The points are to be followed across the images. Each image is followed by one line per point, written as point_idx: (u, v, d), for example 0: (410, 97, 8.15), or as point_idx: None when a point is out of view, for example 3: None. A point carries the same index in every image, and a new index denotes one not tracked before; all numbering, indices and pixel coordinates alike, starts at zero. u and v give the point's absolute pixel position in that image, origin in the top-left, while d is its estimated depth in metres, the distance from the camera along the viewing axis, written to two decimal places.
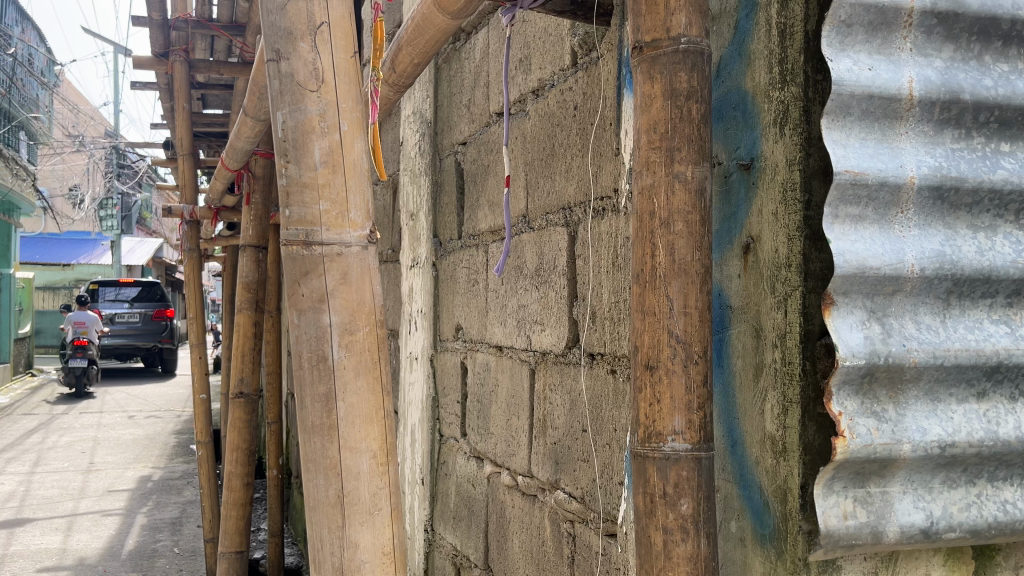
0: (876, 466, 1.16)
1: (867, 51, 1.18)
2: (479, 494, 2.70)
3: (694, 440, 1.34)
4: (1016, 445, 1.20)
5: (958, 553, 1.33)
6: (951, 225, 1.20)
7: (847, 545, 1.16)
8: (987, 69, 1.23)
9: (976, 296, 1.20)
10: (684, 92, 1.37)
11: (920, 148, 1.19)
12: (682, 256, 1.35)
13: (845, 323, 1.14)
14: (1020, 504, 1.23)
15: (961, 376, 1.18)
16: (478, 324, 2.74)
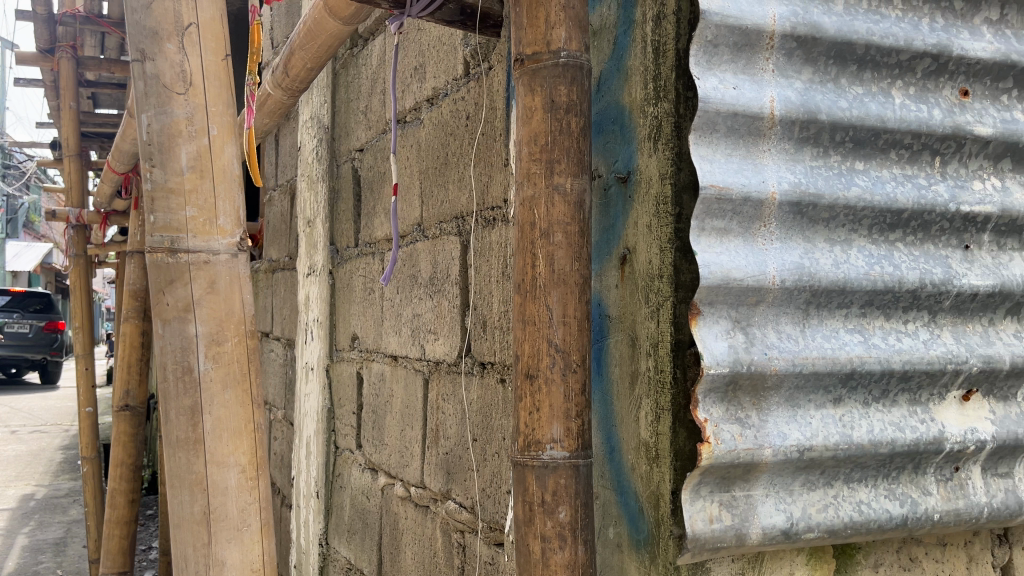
0: (740, 470, 1.20)
1: (732, 70, 1.23)
2: (373, 506, 2.66)
3: (571, 447, 1.36)
4: (869, 448, 1.26)
5: (820, 552, 1.38)
6: (810, 238, 1.26)
7: (713, 548, 1.20)
8: (843, 91, 1.28)
9: (833, 306, 1.26)
10: (563, 106, 1.39)
11: (781, 165, 1.24)
12: (561, 266, 1.38)
13: (711, 332, 1.19)
14: (875, 504, 1.29)
15: (819, 383, 1.24)
16: (374, 334, 2.71)
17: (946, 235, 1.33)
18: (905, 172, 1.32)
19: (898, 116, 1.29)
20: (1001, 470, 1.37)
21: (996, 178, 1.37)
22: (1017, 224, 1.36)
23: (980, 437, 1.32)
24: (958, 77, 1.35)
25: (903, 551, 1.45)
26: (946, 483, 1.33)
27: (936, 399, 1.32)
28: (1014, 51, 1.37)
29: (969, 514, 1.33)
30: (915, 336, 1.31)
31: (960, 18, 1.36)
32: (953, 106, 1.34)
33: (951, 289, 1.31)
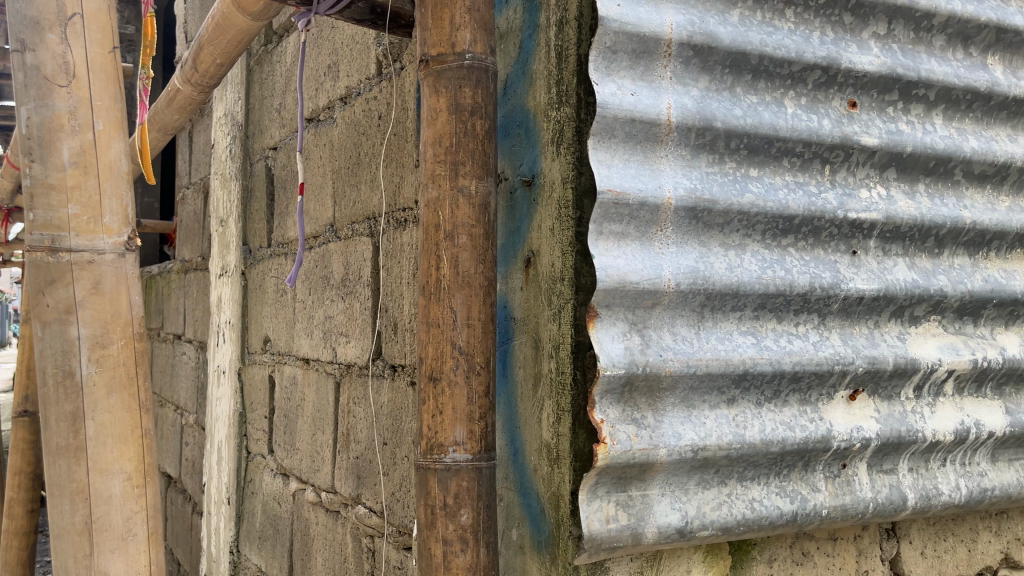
0: (636, 470, 1.22)
1: (630, 77, 1.25)
2: (284, 512, 2.61)
3: (474, 450, 1.36)
4: (760, 446, 1.29)
5: (716, 549, 1.42)
6: (705, 243, 1.29)
7: (610, 547, 1.22)
8: (738, 100, 1.32)
9: (727, 309, 1.30)
10: (468, 108, 1.39)
11: (677, 170, 1.27)
12: (465, 268, 1.37)
13: (608, 334, 1.21)
14: (766, 502, 1.32)
15: (712, 384, 1.27)
16: (286, 336, 2.65)
17: (835, 241, 1.38)
18: (797, 179, 1.36)
19: (789, 125, 1.34)
20: (886, 467, 1.43)
21: (882, 187, 1.43)
22: (901, 231, 1.42)
23: (865, 435, 1.38)
24: (846, 88, 1.40)
25: (796, 546, 1.50)
26: (835, 479, 1.38)
27: (825, 399, 1.37)
28: (899, 65, 1.43)
29: (855, 510, 1.38)
30: (806, 337, 1.35)
31: (850, 32, 1.41)
32: (842, 117, 1.39)
33: (839, 293, 1.36)
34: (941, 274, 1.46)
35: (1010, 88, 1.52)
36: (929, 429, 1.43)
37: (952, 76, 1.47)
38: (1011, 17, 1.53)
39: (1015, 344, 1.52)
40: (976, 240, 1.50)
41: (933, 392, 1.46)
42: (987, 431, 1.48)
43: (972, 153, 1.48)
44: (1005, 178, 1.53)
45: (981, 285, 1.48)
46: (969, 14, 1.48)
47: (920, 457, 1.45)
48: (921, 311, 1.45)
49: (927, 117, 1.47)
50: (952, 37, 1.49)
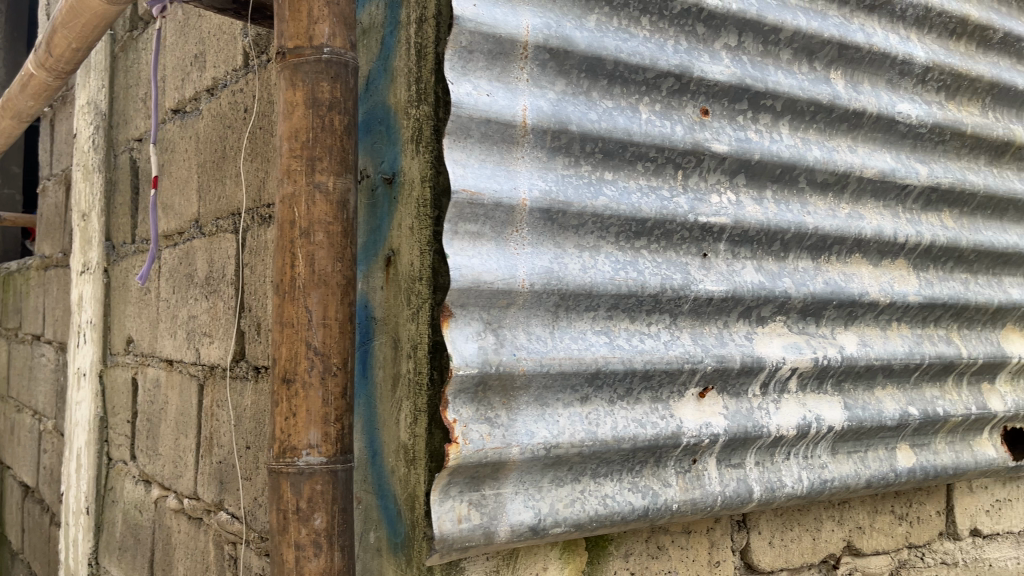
0: (489, 469, 1.23)
1: (487, 77, 1.25)
2: (146, 520, 2.49)
3: (329, 453, 1.33)
4: (612, 443, 1.32)
5: (573, 546, 1.44)
6: (560, 244, 1.31)
7: (462, 547, 1.21)
8: (594, 104, 1.34)
9: (581, 309, 1.32)
10: (326, 103, 1.36)
11: (533, 172, 1.28)
12: (322, 267, 1.34)
13: (462, 334, 1.21)
14: (618, 497, 1.35)
15: (566, 382, 1.29)
16: (149, 337, 2.53)
17: (687, 244, 1.43)
18: (651, 183, 1.40)
19: (643, 131, 1.37)
20: (734, 461, 1.49)
21: (731, 192, 1.49)
22: (749, 235, 1.49)
23: (714, 431, 1.43)
24: (699, 97, 1.45)
25: (652, 540, 1.54)
26: (685, 474, 1.43)
27: (676, 396, 1.42)
28: (747, 76, 1.49)
29: (704, 503, 1.44)
30: (657, 337, 1.39)
31: (702, 42, 1.46)
32: (694, 124, 1.44)
33: (689, 294, 1.41)
34: (786, 276, 1.54)
35: (850, 101, 1.61)
36: (773, 424, 1.50)
37: (797, 88, 1.55)
38: (853, 34, 1.61)
39: (853, 343, 1.62)
40: (819, 245, 1.58)
41: (778, 389, 1.53)
42: (827, 426, 1.56)
43: (815, 162, 1.56)
44: (845, 186, 1.62)
45: (822, 288, 1.56)
46: (814, 30, 1.56)
47: (765, 451, 1.52)
48: (767, 312, 1.52)
49: (774, 127, 1.54)
50: (798, 52, 1.56)
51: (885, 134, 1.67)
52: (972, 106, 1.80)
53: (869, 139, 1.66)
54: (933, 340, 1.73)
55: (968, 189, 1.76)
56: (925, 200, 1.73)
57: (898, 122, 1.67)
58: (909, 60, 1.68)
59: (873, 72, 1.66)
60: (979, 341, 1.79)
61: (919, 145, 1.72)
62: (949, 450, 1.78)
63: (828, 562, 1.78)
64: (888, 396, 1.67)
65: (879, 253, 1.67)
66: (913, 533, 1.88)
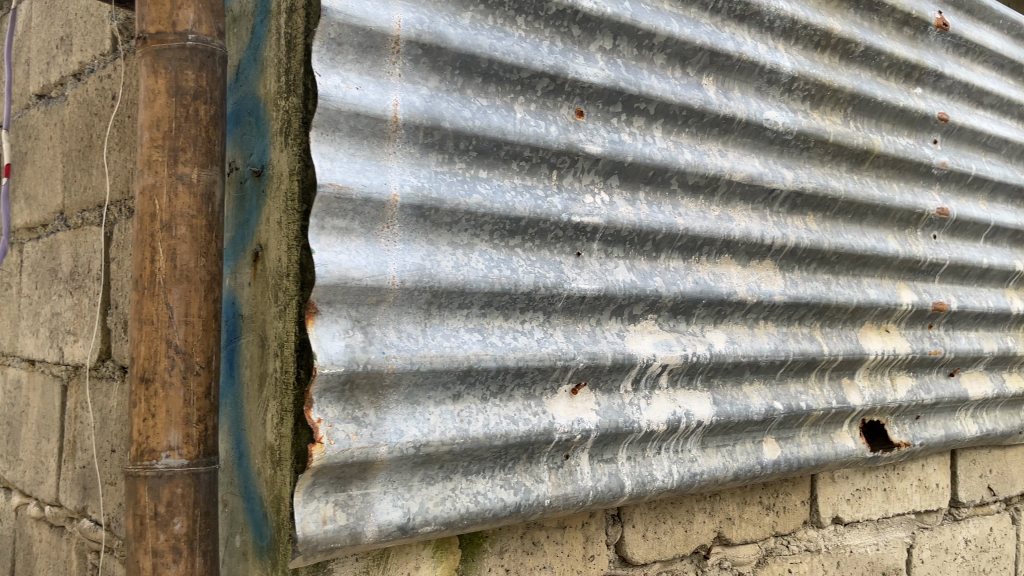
0: (355, 469, 1.21)
1: (357, 71, 1.23)
2: (5, 529, 2.34)
3: (190, 455, 1.28)
4: (484, 440, 1.32)
5: (446, 544, 1.44)
6: (433, 241, 1.30)
7: (327, 549, 1.19)
8: (468, 101, 1.34)
9: (454, 306, 1.32)
10: (190, 92, 1.31)
11: (405, 168, 1.27)
12: (184, 262, 1.29)
13: (329, 332, 1.18)
14: (490, 495, 1.36)
15: (437, 380, 1.29)
16: (10, 335, 2.38)
17: (561, 243, 1.45)
18: (525, 182, 1.41)
19: (517, 130, 1.38)
20: (606, 456, 1.52)
21: (605, 193, 1.52)
22: (622, 235, 1.52)
23: (585, 427, 1.45)
24: (574, 98, 1.47)
25: (527, 536, 1.56)
26: (558, 470, 1.45)
27: (548, 393, 1.43)
28: (621, 79, 1.52)
29: (576, 498, 1.46)
30: (531, 334, 1.41)
31: (577, 44, 1.48)
32: (568, 125, 1.46)
33: (562, 292, 1.42)
34: (657, 275, 1.58)
35: (720, 107, 1.67)
36: (644, 420, 1.54)
37: (669, 92, 1.59)
38: (723, 42, 1.67)
39: (722, 340, 1.68)
40: (689, 246, 1.64)
41: (650, 385, 1.57)
42: (697, 420, 1.61)
43: (686, 165, 1.61)
44: (715, 189, 1.68)
45: (692, 287, 1.62)
46: (686, 37, 1.61)
47: (637, 446, 1.56)
48: (639, 310, 1.56)
49: (647, 129, 1.58)
50: (671, 57, 1.61)
51: (754, 140, 1.74)
52: (835, 115, 1.90)
53: (738, 144, 1.72)
54: (797, 338, 1.81)
55: (830, 194, 1.85)
56: (790, 204, 1.81)
57: (765, 129, 1.74)
58: (776, 69, 1.76)
59: (743, 79, 1.73)
60: (840, 339, 1.89)
61: (786, 151, 1.80)
62: (812, 442, 1.87)
63: (699, 552, 1.84)
64: (755, 392, 1.74)
65: (747, 254, 1.73)
66: (780, 523, 1.97)
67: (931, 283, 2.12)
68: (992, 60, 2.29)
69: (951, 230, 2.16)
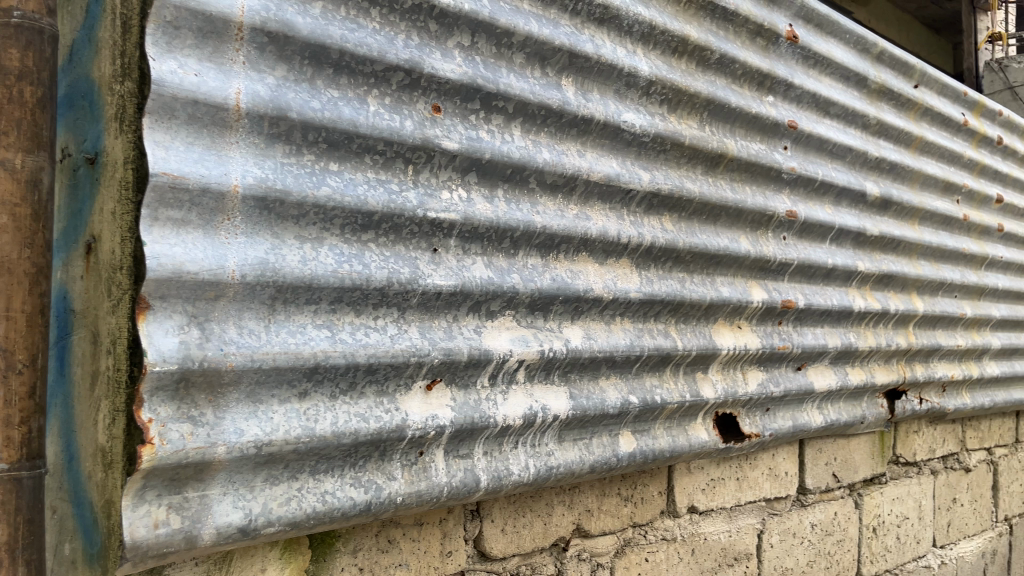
0: (191, 470, 1.16)
1: (196, 56, 1.18)
2: None
3: (11, 458, 1.18)
4: (332, 439, 1.30)
5: (294, 545, 1.41)
6: (278, 234, 1.27)
7: (159, 553, 1.14)
8: (318, 92, 1.31)
9: (300, 302, 1.29)
10: (13, 72, 1.21)
11: (248, 159, 1.23)
12: (5, 253, 1.19)
13: (162, 328, 1.13)
14: (339, 493, 1.34)
15: (281, 378, 1.25)
16: None
17: (416, 238, 1.44)
18: (379, 176, 1.39)
19: (369, 123, 1.36)
20: (462, 452, 1.52)
21: (462, 189, 1.52)
22: (479, 232, 1.53)
23: (439, 423, 1.45)
24: (430, 93, 1.46)
25: (382, 534, 1.54)
26: (411, 467, 1.44)
27: (402, 390, 1.42)
28: (479, 76, 1.52)
29: (430, 495, 1.46)
30: (383, 331, 1.39)
31: (434, 39, 1.47)
32: (424, 120, 1.45)
33: (416, 288, 1.42)
34: (514, 272, 1.59)
35: (579, 108, 1.70)
36: (500, 415, 1.55)
37: (528, 92, 1.61)
38: (582, 44, 1.71)
39: (579, 336, 1.71)
40: (547, 243, 1.66)
41: (506, 380, 1.59)
42: (553, 415, 1.64)
43: (544, 164, 1.63)
44: (574, 188, 1.71)
45: (549, 284, 1.64)
46: (545, 37, 1.63)
47: (493, 441, 1.57)
48: (496, 307, 1.57)
49: (506, 128, 1.59)
50: (530, 57, 1.63)
51: (612, 141, 1.78)
52: (690, 119, 1.97)
53: (597, 145, 1.76)
54: (652, 334, 1.87)
55: (684, 195, 1.92)
56: (647, 204, 1.86)
57: (623, 130, 1.79)
58: (633, 72, 1.81)
59: (601, 81, 1.77)
60: (694, 335, 1.96)
61: (643, 153, 1.86)
62: (666, 435, 1.93)
63: (559, 545, 1.87)
64: (611, 386, 1.79)
65: (605, 252, 1.78)
66: (637, 513, 2.03)
67: (780, 281, 2.24)
68: (839, 72, 2.43)
69: (799, 231, 2.28)
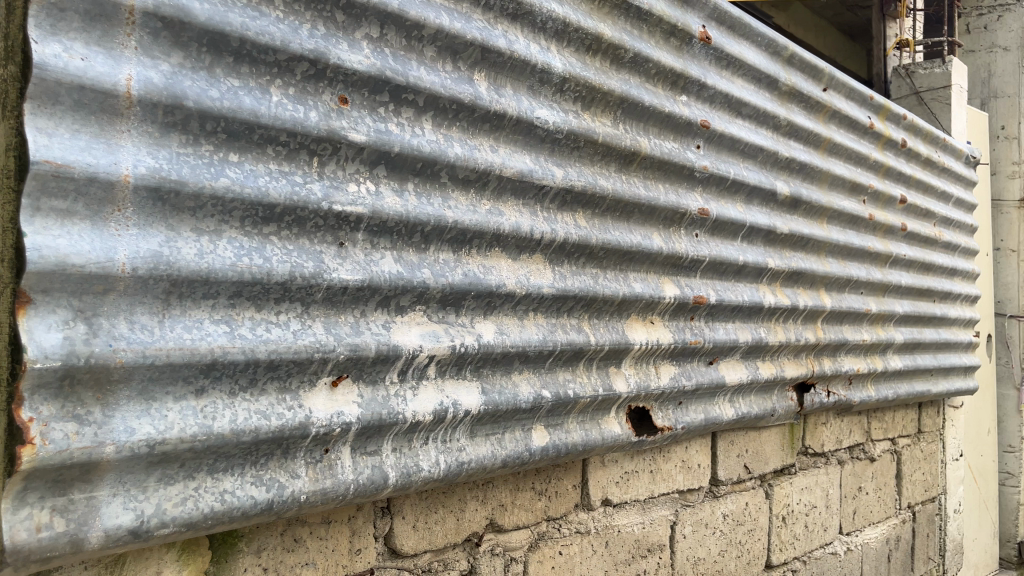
0: (77, 471, 1.11)
1: (84, 40, 1.13)
2: None
3: None
4: (230, 437, 1.27)
5: (192, 547, 1.37)
6: (174, 226, 1.23)
7: (42, 558, 1.09)
8: (216, 81, 1.27)
9: (197, 297, 1.25)
10: None
11: (141, 148, 1.19)
12: None
13: (44, 323, 1.08)
14: (238, 492, 1.31)
15: (175, 375, 1.22)
16: None
17: (321, 232, 1.42)
18: (282, 168, 1.37)
19: (272, 113, 1.33)
20: (370, 449, 1.51)
21: (370, 182, 1.50)
22: (387, 226, 1.51)
23: (345, 419, 1.43)
24: (336, 84, 1.44)
25: (288, 533, 1.52)
26: (316, 464, 1.42)
27: (306, 386, 1.40)
28: (387, 68, 1.50)
29: (336, 492, 1.43)
30: (286, 326, 1.36)
31: (341, 30, 1.45)
32: (330, 111, 1.43)
33: (321, 282, 1.39)
34: (425, 267, 1.58)
35: (491, 103, 1.70)
36: (409, 411, 1.54)
37: (439, 85, 1.60)
38: (494, 39, 1.70)
39: (491, 331, 1.71)
40: (458, 238, 1.65)
41: (416, 376, 1.58)
42: (464, 410, 1.64)
43: (455, 159, 1.63)
44: (486, 184, 1.71)
45: (460, 279, 1.64)
46: (456, 31, 1.62)
47: (402, 437, 1.56)
48: (406, 301, 1.55)
49: (416, 121, 1.58)
50: (441, 50, 1.62)
51: (525, 137, 1.79)
52: (604, 117, 1.99)
53: (509, 140, 1.77)
54: (565, 329, 1.88)
55: (598, 192, 1.94)
56: (560, 200, 1.88)
57: (535, 126, 1.79)
58: (547, 69, 1.81)
59: (514, 77, 1.77)
60: (607, 330, 1.99)
61: (556, 149, 1.87)
62: (579, 428, 1.95)
63: (472, 540, 1.87)
64: (524, 381, 1.80)
65: (518, 248, 1.78)
66: (551, 507, 2.04)
67: (693, 278, 2.28)
68: (750, 73, 2.49)
69: (711, 229, 2.33)
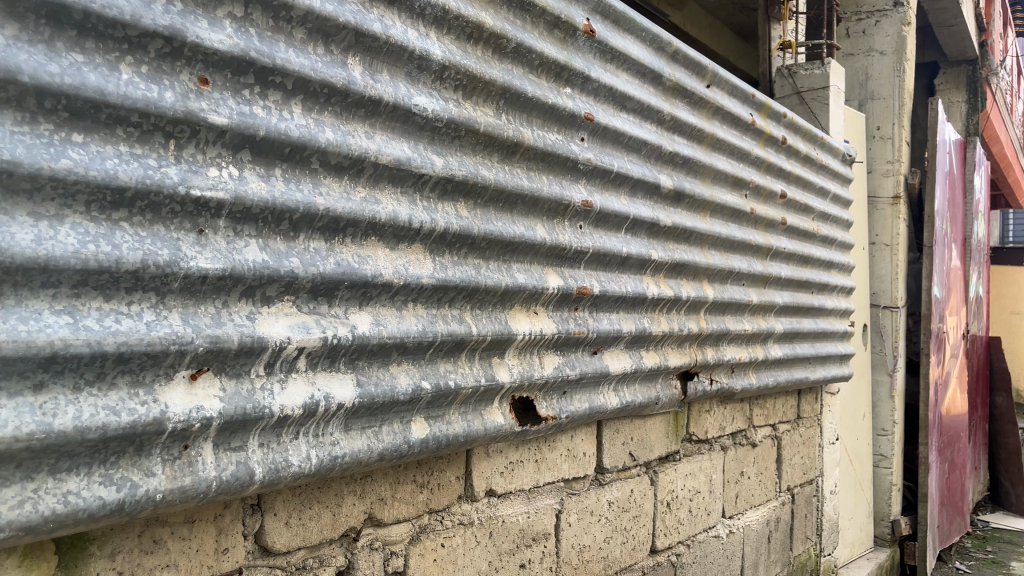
0: None
1: None
2: None
3: None
4: (73, 434, 1.19)
5: (36, 552, 1.29)
6: (7, 210, 1.15)
7: None
8: (57, 55, 1.19)
9: (34, 286, 1.17)
10: None
11: None
12: None
13: None
14: (85, 493, 1.23)
15: (10, 369, 1.13)
16: None
17: (178, 218, 1.36)
18: (133, 150, 1.29)
19: (120, 92, 1.26)
20: (234, 444, 1.45)
21: (233, 167, 1.44)
22: (252, 212, 1.46)
23: (205, 414, 1.37)
24: (195, 64, 1.38)
25: (146, 534, 1.45)
26: (174, 462, 1.36)
27: (161, 381, 1.33)
28: (252, 49, 1.44)
29: (196, 490, 1.37)
30: (138, 317, 1.29)
31: (201, 7, 1.38)
32: (189, 92, 1.36)
33: (177, 271, 1.33)
34: (293, 256, 1.53)
35: (365, 88, 1.66)
36: (277, 404, 1.49)
37: (308, 68, 1.55)
38: (370, 23, 1.66)
39: (367, 322, 1.68)
40: (330, 227, 1.61)
41: (285, 368, 1.53)
42: (337, 403, 1.60)
43: (327, 144, 1.58)
44: (361, 171, 1.67)
45: (333, 268, 1.59)
46: (328, 13, 1.57)
47: (270, 432, 1.51)
48: (272, 291, 1.50)
49: (285, 105, 1.53)
50: (311, 32, 1.57)
51: (402, 124, 1.76)
52: (486, 107, 1.99)
53: (386, 127, 1.74)
54: (445, 320, 1.87)
55: (480, 181, 1.93)
56: (440, 189, 1.86)
57: (413, 114, 1.77)
58: (426, 56, 1.79)
59: (391, 63, 1.74)
60: (489, 320, 1.98)
61: (436, 137, 1.85)
62: (460, 419, 1.94)
63: (349, 535, 1.83)
64: (402, 372, 1.77)
65: (396, 237, 1.76)
66: (433, 499, 2.03)
67: (576, 269, 2.30)
68: (634, 68, 2.53)
69: (594, 220, 2.36)
